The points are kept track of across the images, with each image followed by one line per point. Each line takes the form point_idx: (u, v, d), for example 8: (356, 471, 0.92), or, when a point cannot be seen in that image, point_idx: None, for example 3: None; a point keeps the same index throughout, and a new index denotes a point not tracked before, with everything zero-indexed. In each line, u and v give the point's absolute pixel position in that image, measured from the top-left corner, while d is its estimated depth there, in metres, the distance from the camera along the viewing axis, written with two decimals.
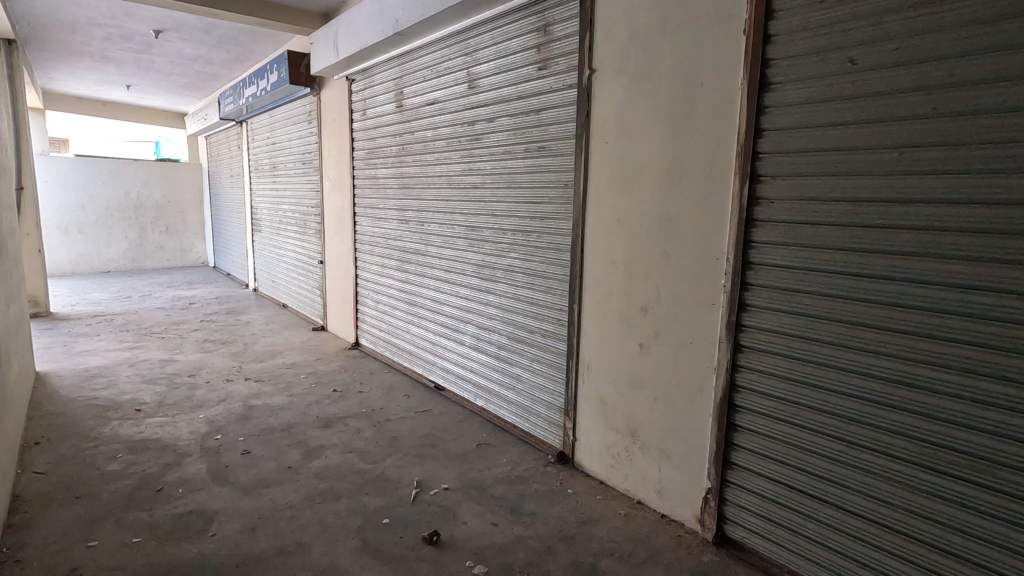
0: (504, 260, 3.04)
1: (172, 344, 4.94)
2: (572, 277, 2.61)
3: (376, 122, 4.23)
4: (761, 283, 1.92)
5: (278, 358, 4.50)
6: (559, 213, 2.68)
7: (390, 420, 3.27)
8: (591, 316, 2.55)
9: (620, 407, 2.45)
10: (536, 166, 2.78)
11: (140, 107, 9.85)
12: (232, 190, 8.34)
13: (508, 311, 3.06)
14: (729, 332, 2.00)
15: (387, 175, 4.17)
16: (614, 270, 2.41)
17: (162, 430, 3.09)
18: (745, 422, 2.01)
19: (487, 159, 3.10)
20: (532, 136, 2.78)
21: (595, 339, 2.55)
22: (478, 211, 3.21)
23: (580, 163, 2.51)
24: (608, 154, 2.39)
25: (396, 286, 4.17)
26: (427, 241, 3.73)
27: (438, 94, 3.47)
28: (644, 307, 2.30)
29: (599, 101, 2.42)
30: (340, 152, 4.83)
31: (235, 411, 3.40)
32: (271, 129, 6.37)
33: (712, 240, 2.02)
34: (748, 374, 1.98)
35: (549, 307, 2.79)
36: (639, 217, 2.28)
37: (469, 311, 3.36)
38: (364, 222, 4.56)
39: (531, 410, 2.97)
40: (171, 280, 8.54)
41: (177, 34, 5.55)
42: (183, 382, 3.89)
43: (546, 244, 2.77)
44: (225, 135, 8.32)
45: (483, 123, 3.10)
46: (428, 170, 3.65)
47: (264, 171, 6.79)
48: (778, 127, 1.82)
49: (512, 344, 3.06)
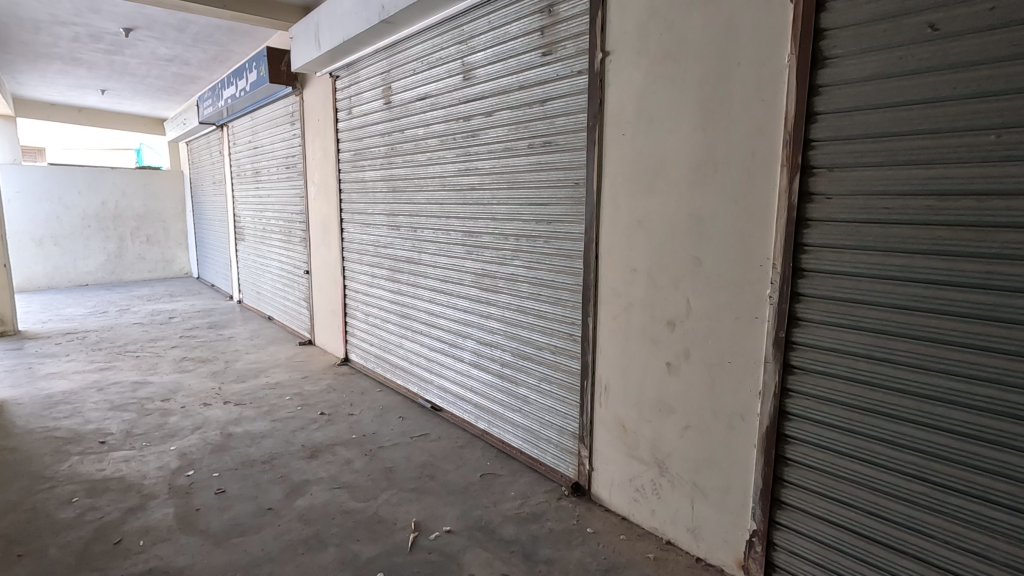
0: (506, 268, 2.75)
1: (147, 363, 4.60)
2: (585, 287, 2.32)
3: (363, 121, 3.93)
4: (816, 293, 1.64)
5: (261, 377, 4.17)
6: (569, 215, 2.39)
7: (383, 448, 2.96)
8: (607, 331, 2.26)
9: (644, 433, 2.16)
10: (541, 164, 2.49)
11: (117, 113, 9.46)
12: (214, 198, 7.98)
13: (512, 324, 2.76)
14: (777, 351, 1.71)
15: (375, 177, 3.87)
16: (635, 279, 2.12)
17: (127, 466, 2.76)
18: (797, 455, 1.73)
19: (486, 157, 2.80)
20: (537, 130, 2.49)
21: (612, 357, 2.26)
22: (477, 215, 2.91)
23: (592, 159, 2.23)
24: (626, 148, 2.11)
25: (388, 297, 3.85)
26: (420, 249, 3.43)
27: (429, 87, 3.18)
28: (671, 322, 2.01)
29: (612, 89, 2.13)
30: (325, 154, 4.52)
31: (211, 440, 3.07)
32: (253, 133, 6.04)
33: (753, 243, 1.74)
34: (801, 400, 1.70)
35: (558, 321, 2.50)
36: (663, 218, 2.00)
37: (468, 324, 3.07)
38: (352, 229, 4.25)
39: (540, 435, 2.67)
40: (152, 293, 8.18)
41: (148, 32, 5.21)
42: (155, 408, 3.55)
43: (554, 251, 2.48)
44: (206, 140, 7.98)
45: (480, 117, 2.81)
46: (421, 171, 3.35)
47: (247, 177, 6.45)
48: (835, 110, 1.55)
49: (517, 361, 2.76)
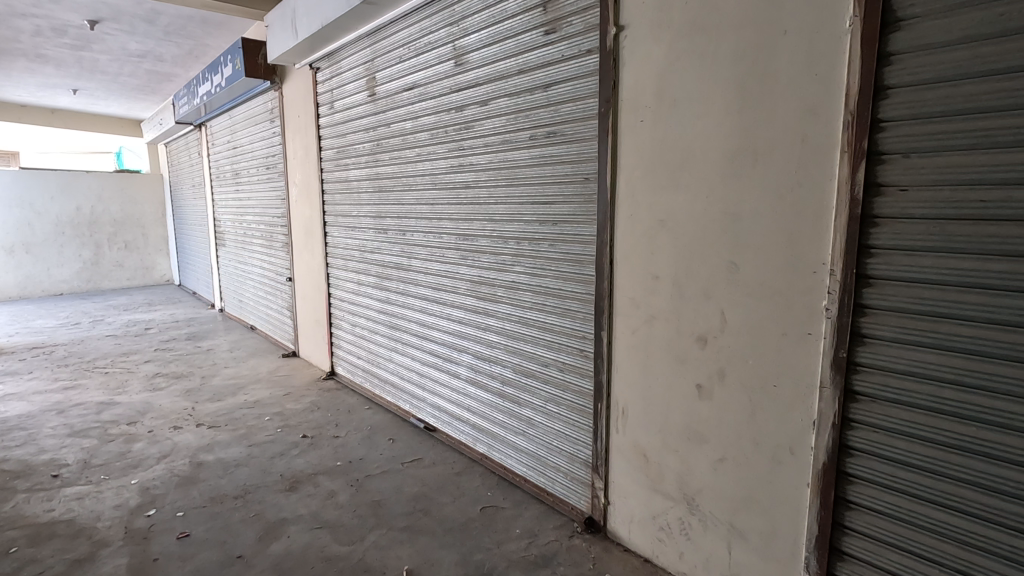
0: (507, 275, 2.45)
1: (116, 380, 4.26)
2: (598, 297, 2.03)
3: (345, 116, 3.62)
4: (886, 305, 1.36)
5: (240, 395, 3.85)
6: (578, 214, 2.10)
7: (371, 476, 2.66)
8: (624, 347, 1.98)
9: (670, 465, 1.88)
10: (544, 157, 2.20)
11: (92, 114, 9.06)
12: (194, 201, 7.62)
13: (513, 338, 2.47)
14: (837, 374, 1.43)
15: (360, 176, 3.56)
16: (658, 289, 1.84)
17: (80, 505, 2.43)
18: (861, 498, 1.45)
19: (481, 150, 2.51)
20: (539, 119, 2.21)
21: (631, 378, 1.97)
22: (472, 216, 2.61)
23: (604, 150, 1.95)
24: (644, 138, 1.83)
25: (375, 307, 3.55)
26: (409, 254, 3.13)
27: (417, 76, 2.88)
28: (702, 338, 1.73)
29: (628, 70, 1.85)
30: (307, 153, 4.20)
31: (178, 471, 2.75)
32: (232, 133, 5.71)
33: (805, 246, 1.47)
34: (867, 433, 1.42)
35: (567, 335, 2.21)
36: (691, 218, 1.72)
37: (464, 336, 2.77)
38: (336, 232, 3.94)
39: (546, 462, 2.38)
40: (130, 302, 7.80)
41: (116, 25, 4.86)
42: (119, 433, 3.22)
43: (561, 256, 2.19)
44: (184, 142, 7.61)
45: (474, 107, 2.52)
46: (409, 168, 3.05)
47: (226, 179, 6.11)
48: (911, 83, 1.28)
49: (519, 379, 2.47)
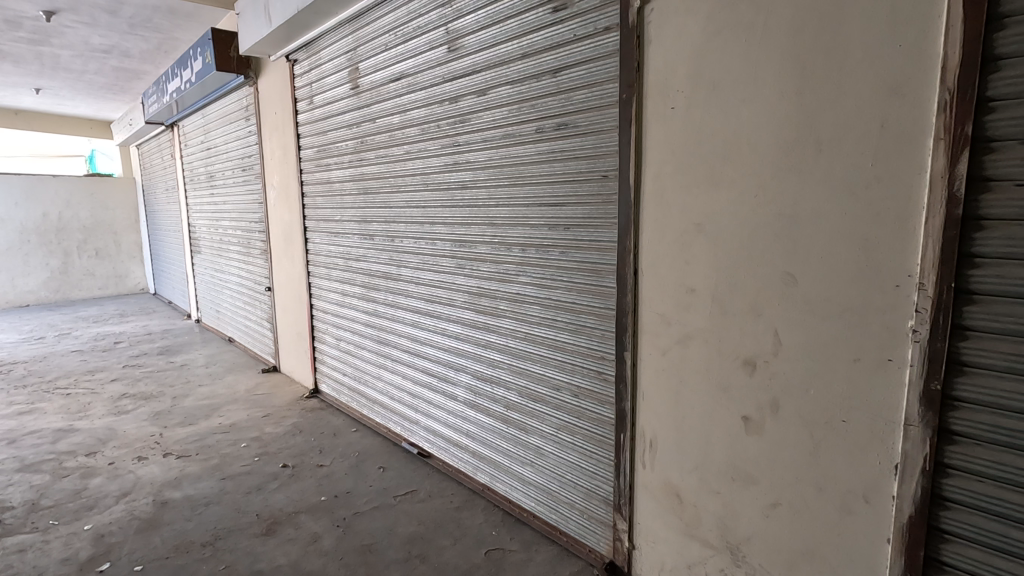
0: (511, 287, 2.18)
1: (78, 403, 3.89)
2: (620, 313, 1.77)
3: (326, 111, 3.32)
4: (994, 327, 1.11)
5: (214, 417, 3.52)
6: (595, 217, 1.82)
7: (359, 514, 2.36)
8: (652, 371, 1.71)
9: (709, 508, 1.61)
10: (554, 153, 1.92)
11: (58, 115, 8.60)
12: (168, 206, 7.23)
13: (518, 357, 2.19)
14: (928, 410, 1.18)
15: (343, 177, 3.26)
16: (694, 304, 1.58)
17: (20, 561, 2.10)
18: (960, 561, 1.19)
19: (479, 146, 2.23)
20: (547, 108, 1.93)
21: (661, 406, 1.71)
22: (470, 219, 2.33)
23: (626, 142, 1.68)
24: (676, 128, 1.56)
25: (362, 319, 3.25)
26: (399, 262, 2.84)
27: (405, 65, 2.59)
28: (750, 363, 1.48)
29: (655, 49, 1.59)
30: (285, 153, 3.89)
31: (139, 513, 2.42)
32: (206, 133, 5.35)
33: (884, 255, 1.21)
34: (967, 482, 1.17)
35: (582, 355, 1.94)
36: (735, 221, 1.46)
37: (461, 354, 2.49)
38: (318, 238, 3.63)
39: (558, 497, 2.11)
40: (101, 313, 7.38)
41: (75, 16, 4.49)
42: (76, 467, 2.87)
43: (575, 265, 1.91)
44: (156, 143, 7.21)
45: (471, 98, 2.24)
46: (398, 168, 2.76)
47: (200, 182, 5.75)
48: None
49: (525, 404, 2.19)
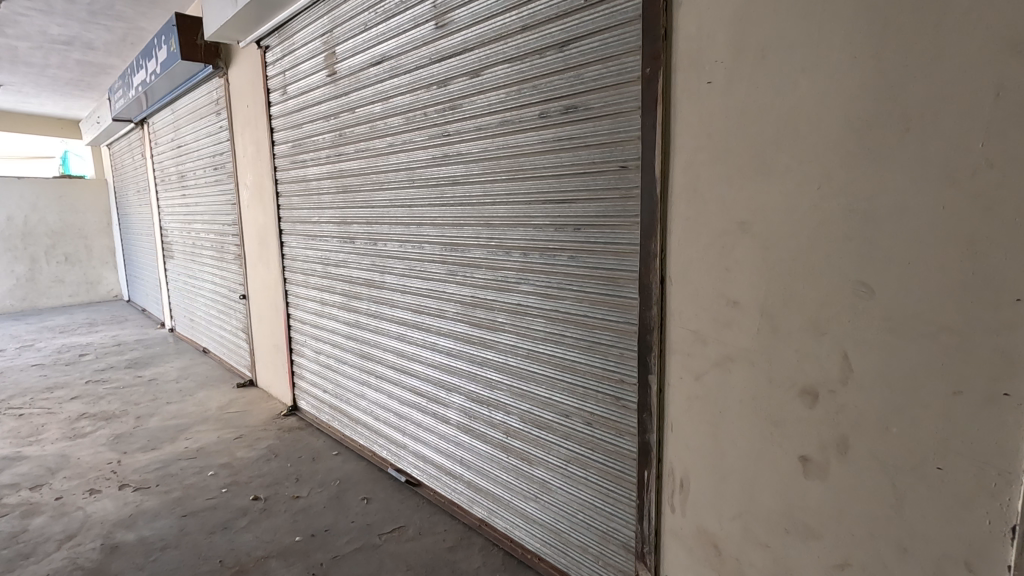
0: (510, 297, 1.89)
1: (30, 425, 3.53)
2: (644, 329, 1.49)
3: (301, 102, 3.01)
4: None
5: (181, 440, 3.20)
6: (612, 216, 1.55)
7: (338, 559, 2.06)
8: (683, 399, 1.44)
9: (756, 563, 1.34)
10: (561, 141, 1.64)
11: (24, 114, 8.16)
12: (140, 209, 6.85)
13: (519, 378, 1.91)
14: None
15: (320, 174, 2.95)
16: (738, 320, 1.30)
17: None
18: None
19: (472, 137, 1.95)
20: (552, 89, 1.65)
21: (694, 439, 1.43)
22: (462, 219, 2.04)
23: (650, 126, 1.41)
24: (714, 106, 1.29)
25: (342, 331, 2.94)
26: (382, 268, 2.55)
27: (387, 46, 2.30)
28: (810, 393, 1.20)
29: (686, 12, 1.31)
30: (258, 149, 3.57)
31: (83, 561, 2.09)
32: (176, 129, 5.00)
33: (997, 261, 0.95)
34: None
35: (596, 377, 1.66)
36: (791, 219, 1.19)
37: (454, 372, 2.20)
38: (294, 242, 3.31)
39: (568, 539, 1.83)
40: (70, 322, 6.97)
41: (27, 2, 4.12)
42: (17, 505, 2.53)
43: (588, 272, 1.63)
44: (127, 142, 6.83)
45: (462, 80, 1.96)
46: (379, 163, 2.47)
47: (171, 182, 5.39)
48: None
49: (528, 431, 1.91)
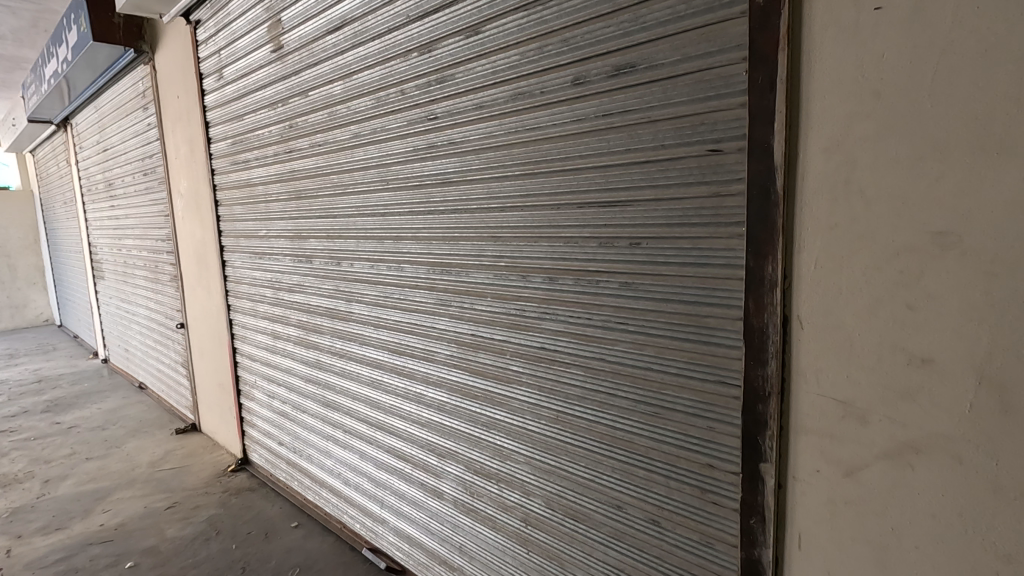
0: (531, 339, 1.37)
1: None
2: (756, 395, 0.99)
3: (240, 87, 2.42)
4: None
5: (96, 515, 2.53)
6: (695, 224, 1.04)
7: None
8: (822, 501, 0.94)
9: None
10: (611, 116, 1.13)
11: None
12: (68, 224, 6.04)
13: (544, 449, 1.39)
14: None
15: (266, 176, 2.36)
16: (928, 388, 0.81)
17: None
18: None
19: (470, 118, 1.42)
20: (594, 42, 1.14)
21: (843, 565, 0.93)
22: (457, 231, 1.51)
23: (767, 86, 0.91)
24: (888, 47, 0.80)
25: (300, 372, 2.36)
26: (348, 294, 1.99)
27: (348, 5, 1.75)
28: None
29: None
30: (191, 149, 2.94)
31: None
32: (100, 129, 4.29)
33: None
34: None
35: (671, 459, 1.15)
36: None
37: (447, 432, 1.66)
38: (239, 261, 2.71)
39: None
40: None
41: None
42: None
43: (655, 308, 1.12)
44: (51, 147, 6.01)
45: (453, 42, 1.43)
46: (342, 160, 1.91)
47: (98, 192, 4.66)
48: None
49: (557, 521, 1.39)
